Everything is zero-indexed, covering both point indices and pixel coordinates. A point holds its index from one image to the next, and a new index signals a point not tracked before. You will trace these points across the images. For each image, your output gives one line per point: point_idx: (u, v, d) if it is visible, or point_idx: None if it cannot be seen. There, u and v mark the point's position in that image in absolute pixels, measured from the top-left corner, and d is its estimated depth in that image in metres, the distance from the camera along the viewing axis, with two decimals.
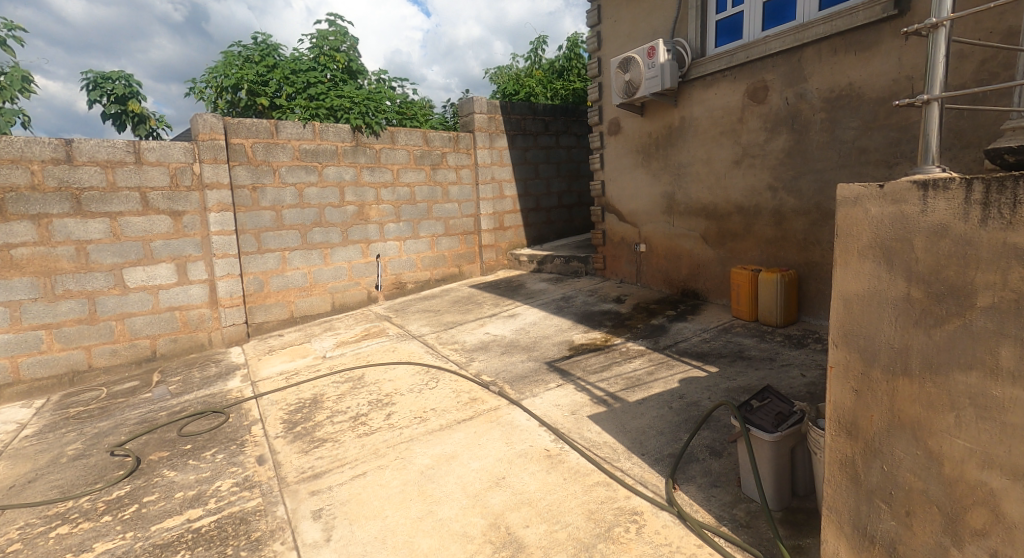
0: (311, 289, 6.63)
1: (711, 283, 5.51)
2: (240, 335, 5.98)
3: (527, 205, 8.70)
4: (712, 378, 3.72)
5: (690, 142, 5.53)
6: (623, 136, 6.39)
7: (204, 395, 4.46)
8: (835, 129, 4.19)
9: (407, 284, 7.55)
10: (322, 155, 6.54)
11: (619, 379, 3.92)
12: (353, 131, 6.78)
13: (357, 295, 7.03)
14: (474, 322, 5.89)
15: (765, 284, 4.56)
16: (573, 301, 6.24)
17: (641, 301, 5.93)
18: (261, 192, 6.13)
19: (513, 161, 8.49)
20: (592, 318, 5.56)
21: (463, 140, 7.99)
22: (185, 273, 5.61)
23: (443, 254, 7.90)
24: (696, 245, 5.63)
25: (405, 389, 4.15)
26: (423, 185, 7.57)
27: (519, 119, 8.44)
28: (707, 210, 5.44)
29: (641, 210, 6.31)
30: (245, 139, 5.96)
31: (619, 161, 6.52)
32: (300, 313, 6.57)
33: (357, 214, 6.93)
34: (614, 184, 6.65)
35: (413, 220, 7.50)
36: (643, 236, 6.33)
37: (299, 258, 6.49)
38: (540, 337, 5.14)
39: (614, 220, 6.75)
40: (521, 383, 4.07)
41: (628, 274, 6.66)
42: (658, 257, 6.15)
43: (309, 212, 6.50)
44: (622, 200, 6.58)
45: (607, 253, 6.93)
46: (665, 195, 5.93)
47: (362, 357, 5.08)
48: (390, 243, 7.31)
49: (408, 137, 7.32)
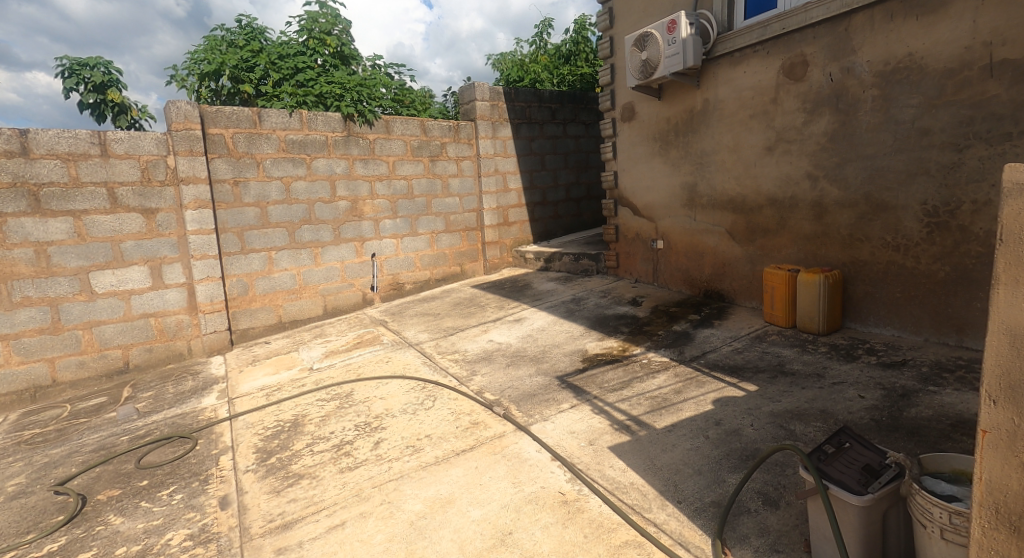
0: (301, 292, 6.14)
1: (739, 284, 4.98)
2: (223, 343, 5.49)
3: (533, 199, 8.18)
4: (752, 397, 3.21)
5: (715, 127, 4.99)
6: (639, 123, 5.86)
7: (174, 415, 3.98)
8: (890, 108, 3.64)
9: (405, 284, 7.05)
10: (311, 147, 6.05)
11: (642, 399, 3.41)
12: (344, 120, 6.27)
13: (351, 297, 6.55)
14: (477, 328, 5.38)
15: (805, 286, 4.02)
16: (584, 304, 5.71)
17: (660, 304, 5.41)
18: (244, 187, 5.64)
19: (518, 151, 7.97)
20: (606, 323, 5.04)
21: (464, 129, 7.47)
22: (159, 277, 5.12)
23: (443, 253, 7.40)
24: (722, 242, 5.09)
25: (398, 409, 3.66)
26: (421, 178, 7.06)
27: (524, 107, 7.93)
28: (734, 202, 4.90)
29: (658, 204, 5.79)
30: (225, 130, 5.46)
31: (634, 150, 6.00)
32: (289, 318, 6.08)
33: (350, 210, 6.43)
34: (629, 175, 6.12)
35: (411, 216, 7.00)
36: (661, 232, 5.82)
37: (288, 259, 6.00)
38: (550, 346, 4.62)
39: (628, 214, 6.24)
40: (530, 402, 3.57)
41: (643, 274, 6.15)
42: (677, 255, 5.64)
43: (297, 209, 6.01)
44: (637, 193, 6.07)
45: (621, 251, 6.42)
46: (686, 186, 5.40)
47: (353, 369, 4.59)
48: (387, 241, 6.81)
49: (405, 127, 6.80)
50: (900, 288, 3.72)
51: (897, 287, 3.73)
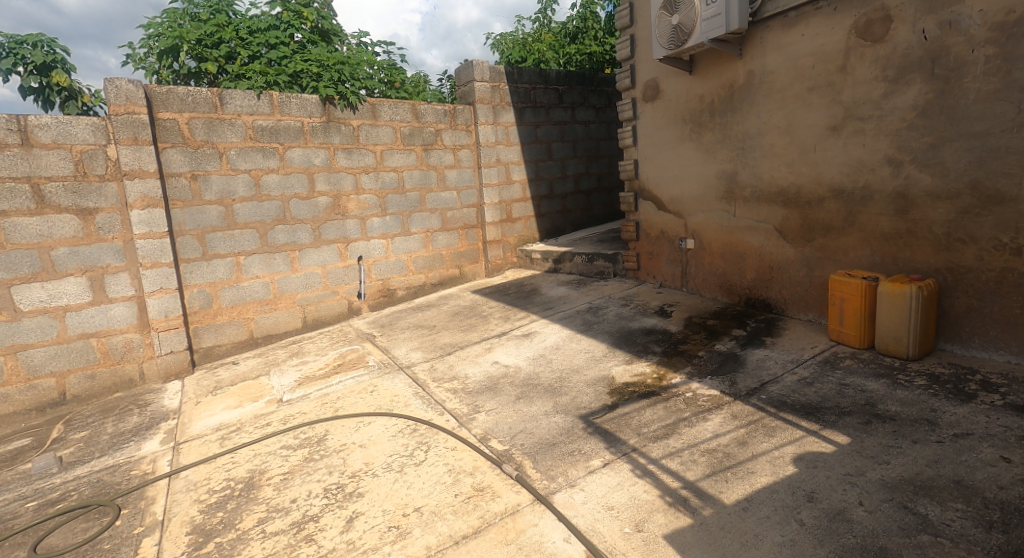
0: (276, 302, 5.34)
1: (790, 292, 4.18)
2: (182, 366, 4.66)
3: (539, 191, 7.41)
4: (847, 454, 2.42)
5: (762, 103, 4.18)
6: (665, 102, 5.09)
7: (101, 470, 3.18)
8: (1011, 70, 2.86)
9: (396, 291, 6.25)
10: (284, 134, 5.22)
11: (697, 454, 2.61)
12: (323, 103, 5.45)
13: (335, 306, 5.76)
14: (479, 346, 4.59)
15: (890, 299, 3.22)
16: (604, 315, 4.92)
17: (693, 314, 4.62)
18: (204, 182, 4.82)
19: (523, 139, 7.18)
20: (633, 341, 4.24)
21: (461, 114, 6.65)
22: (101, 289, 4.30)
23: (440, 253, 6.60)
24: (769, 241, 4.30)
25: (380, 466, 2.87)
26: (413, 169, 6.25)
27: (528, 89, 7.15)
28: (786, 194, 4.10)
29: (689, 197, 5.02)
30: (178, 114, 4.63)
31: (661, 135, 5.21)
32: (262, 333, 5.27)
33: (331, 206, 5.61)
34: (652, 164, 5.36)
35: (402, 212, 6.19)
36: (692, 230, 5.04)
37: (259, 264, 5.19)
38: (567, 372, 3.84)
39: (653, 209, 5.46)
40: (549, 456, 2.78)
41: (671, 277, 5.38)
42: (711, 256, 4.87)
43: (270, 206, 5.20)
44: (664, 184, 5.28)
45: (643, 251, 5.65)
46: (724, 176, 4.61)
47: (330, 401, 3.80)
48: (375, 242, 6.00)
49: (394, 111, 5.98)
50: (1020, 302, 2.94)
51: (1016, 300, 2.95)
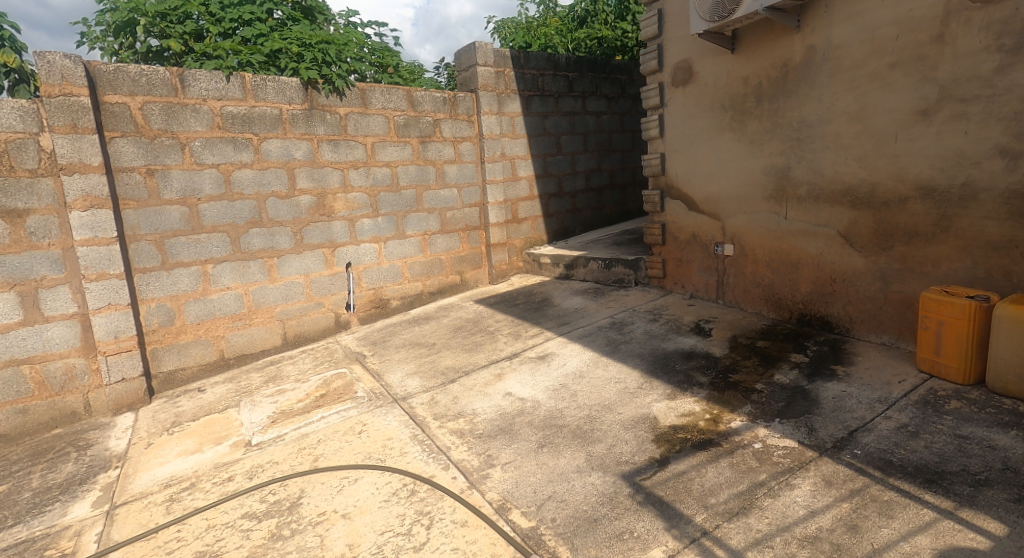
0: (251, 317, 4.64)
1: (857, 309, 3.54)
2: (136, 396, 3.94)
3: (547, 189, 6.79)
4: (1012, 551, 1.77)
5: (825, 85, 3.52)
6: (700, 86, 4.44)
7: (10, 549, 2.48)
8: None
9: (390, 301, 5.57)
10: (258, 123, 4.51)
11: (795, 544, 1.95)
12: (305, 87, 4.74)
13: (321, 320, 5.08)
14: (487, 372, 3.92)
15: (1011, 326, 2.57)
16: (631, 334, 4.26)
17: (738, 333, 3.97)
18: (162, 178, 4.10)
19: (530, 131, 6.53)
20: (671, 367, 3.58)
21: (462, 103, 5.96)
22: (35, 306, 3.59)
23: (438, 258, 5.93)
24: (830, 248, 3.65)
25: (368, 551, 2.19)
26: (409, 164, 5.56)
27: (536, 76, 6.50)
28: (855, 193, 3.44)
29: (728, 196, 4.37)
30: (130, 97, 3.91)
31: (694, 125, 4.56)
32: (235, 353, 4.57)
33: (315, 206, 4.92)
34: (684, 158, 4.71)
35: (397, 213, 5.51)
36: (731, 234, 4.40)
37: (230, 274, 4.49)
38: (596, 409, 3.18)
39: (683, 210, 4.81)
40: (592, 541, 2.11)
41: (704, 287, 4.74)
42: (754, 265, 4.23)
43: (243, 206, 4.50)
44: (697, 181, 4.64)
45: (671, 257, 5.02)
46: (773, 171, 3.96)
47: (309, 446, 3.12)
48: (366, 246, 5.32)
49: (387, 97, 5.29)
50: None
51: None
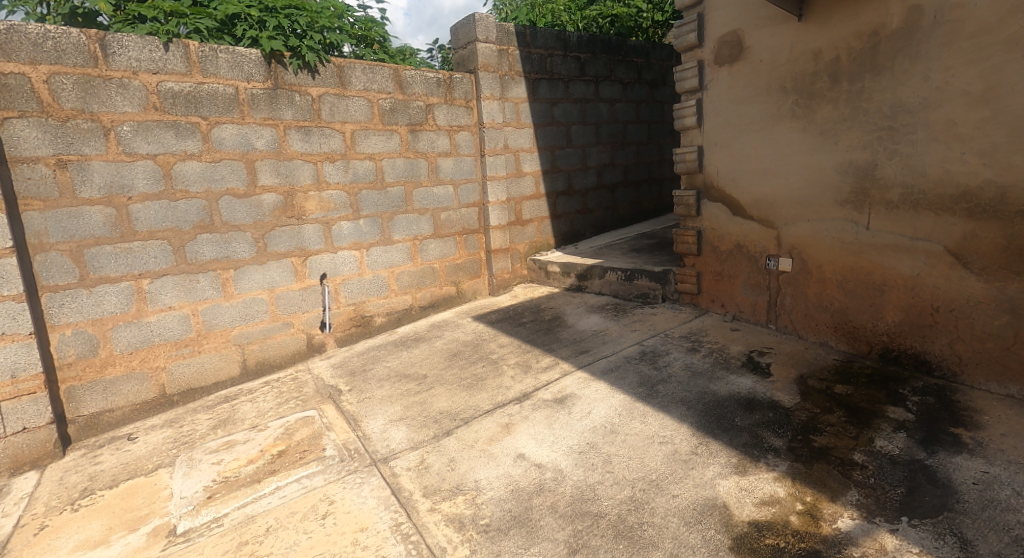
0: (200, 342, 3.79)
1: (971, 347, 2.78)
2: (43, 450, 3.09)
3: (555, 187, 5.98)
4: None
5: (935, 59, 2.75)
6: (754, 63, 3.64)
7: None
8: None
9: (374, 318, 4.77)
10: (207, 104, 3.65)
11: None
12: (268, 62, 3.90)
13: (290, 343, 4.26)
14: (490, 421, 3.11)
15: None
16: (667, 369, 3.47)
17: (805, 372, 3.19)
18: (79, 171, 3.24)
19: (537, 120, 5.72)
20: (730, 421, 2.80)
21: (459, 86, 5.10)
22: None
23: (430, 267, 5.11)
24: (933, 268, 2.88)
25: None
26: (396, 157, 4.73)
27: (543, 57, 5.68)
28: (977, 200, 2.68)
29: (786, 199, 3.59)
30: (31, 66, 3.06)
31: (744, 112, 3.77)
32: (180, 388, 3.72)
33: (281, 207, 4.09)
34: (731, 152, 3.92)
35: (382, 215, 4.69)
36: (789, 245, 3.62)
37: (173, 291, 3.63)
38: (641, 488, 2.38)
39: (727, 215, 4.05)
40: None
41: (750, 308, 3.98)
42: (820, 285, 3.46)
43: (188, 207, 3.65)
44: (746, 180, 3.85)
45: (708, 270, 4.26)
46: (849, 170, 3.17)
47: (252, 541, 2.29)
48: (345, 254, 4.51)
49: (370, 77, 4.46)
50: None
51: None
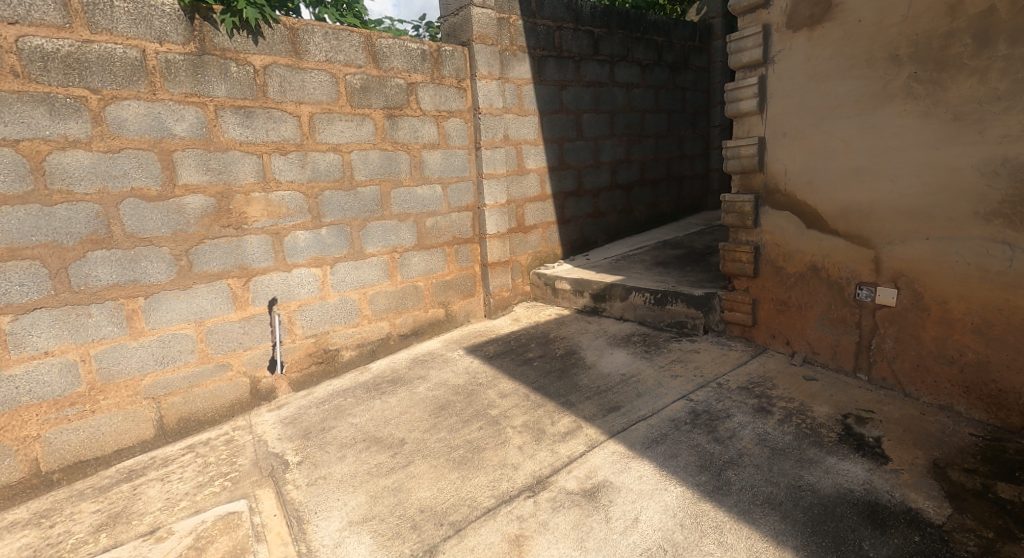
0: (94, 399, 2.78)
1: None
2: None
3: (563, 187, 5.02)
4: None
5: None
6: (850, 24, 2.72)
7: None
8: None
9: (340, 352, 3.78)
10: (98, 70, 2.65)
11: None
12: (192, 18, 2.89)
13: (227, 390, 3.25)
14: (493, 531, 2.15)
15: None
16: (735, 443, 2.53)
17: (937, 455, 2.27)
18: None
19: (543, 107, 4.75)
20: (856, 550, 1.86)
21: (448, 62, 4.11)
22: None
23: (413, 286, 4.13)
24: None
25: None
26: (369, 149, 3.73)
27: (552, 29, 4.71)
28: None
29: (891, 209, 2.68)
30: None
31: (831, 92, 2.85)
32: (61, 463, 2.70)
33: (213, 213, 3.09)
34: (808, 144, 3.00)
35: (350, 221, 3.69)
36: (893, 272, 2.71)
37: (50, 330, 2.64)
38: None
39: (797, 228, 3.12)
40: None
41: (829, 350, 3.05)
42: (942, 327, 2.57)
43: (73, 214, 2.65)
44: (828, 183, 2.93)
45: (769, 297, 3.33)
46: (1002, 171, 2.32)
47: None
48: (302, 272, 3.52)
49: (335, 45, 3.47)
50: None
51: None
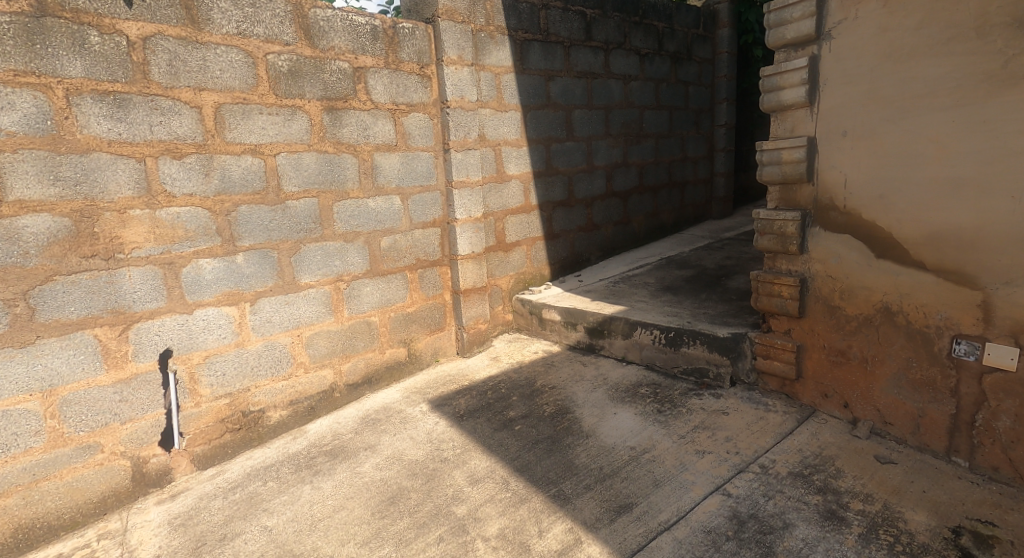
0: None
1: None
2: None
3: (551, 197, 4.22)
4: None
5: None
6: None
7: None
8: None
9: (266, 413, 2.92)
10: None
11: None
12: None
13: (94, 480, 2.37)
14: None
15: None
16: None
17: None
18: None
19: (527, 101, 3.94)
20: None
21: (407, 43, 3.27)
22: None
23: (365, 323, 3.29)
24: None
25: None
26: (304, 151, 2.89)
27: (537, 8, 3.91)
28: None
29: (1009, 237, 1.93)
30: None
31: (916, 74, 2.09)
32: None
33: (68, 239, 2.23)
34: (880, 145, 2.22)
35: (276, 245, 2.84)
36: (1011, 324, 1.96)
37: None
38: None
39: (862, 258, 2.34)
40: None
41: (909, 423, 2.28)
42: None
43: None
44: (909, 198, 2.16)
45: (822, 346, 2.55)
46: None
47: None
48: (210, 313, 2.66)
49: (250, 14, 2.63)
50: None
51: None
